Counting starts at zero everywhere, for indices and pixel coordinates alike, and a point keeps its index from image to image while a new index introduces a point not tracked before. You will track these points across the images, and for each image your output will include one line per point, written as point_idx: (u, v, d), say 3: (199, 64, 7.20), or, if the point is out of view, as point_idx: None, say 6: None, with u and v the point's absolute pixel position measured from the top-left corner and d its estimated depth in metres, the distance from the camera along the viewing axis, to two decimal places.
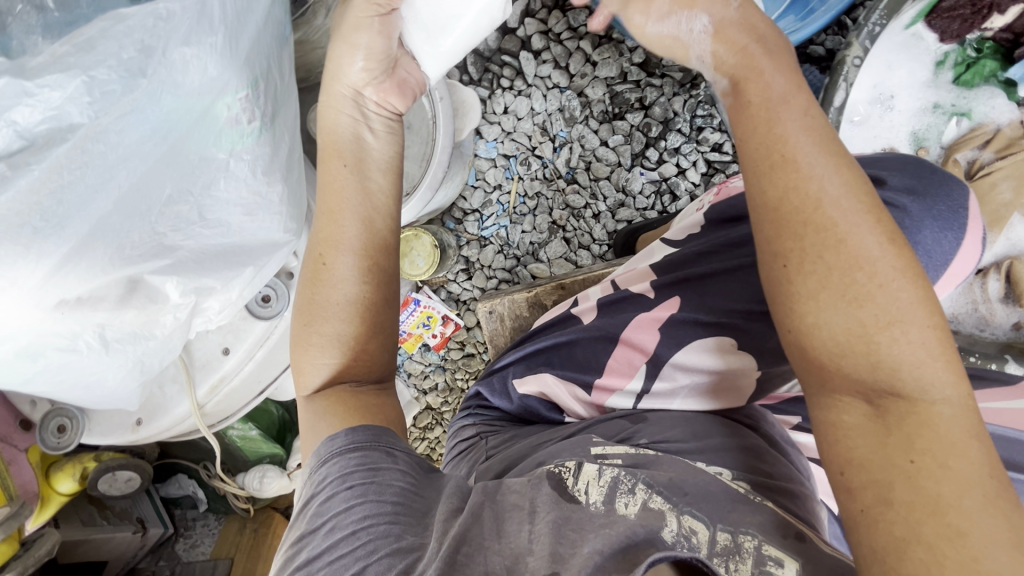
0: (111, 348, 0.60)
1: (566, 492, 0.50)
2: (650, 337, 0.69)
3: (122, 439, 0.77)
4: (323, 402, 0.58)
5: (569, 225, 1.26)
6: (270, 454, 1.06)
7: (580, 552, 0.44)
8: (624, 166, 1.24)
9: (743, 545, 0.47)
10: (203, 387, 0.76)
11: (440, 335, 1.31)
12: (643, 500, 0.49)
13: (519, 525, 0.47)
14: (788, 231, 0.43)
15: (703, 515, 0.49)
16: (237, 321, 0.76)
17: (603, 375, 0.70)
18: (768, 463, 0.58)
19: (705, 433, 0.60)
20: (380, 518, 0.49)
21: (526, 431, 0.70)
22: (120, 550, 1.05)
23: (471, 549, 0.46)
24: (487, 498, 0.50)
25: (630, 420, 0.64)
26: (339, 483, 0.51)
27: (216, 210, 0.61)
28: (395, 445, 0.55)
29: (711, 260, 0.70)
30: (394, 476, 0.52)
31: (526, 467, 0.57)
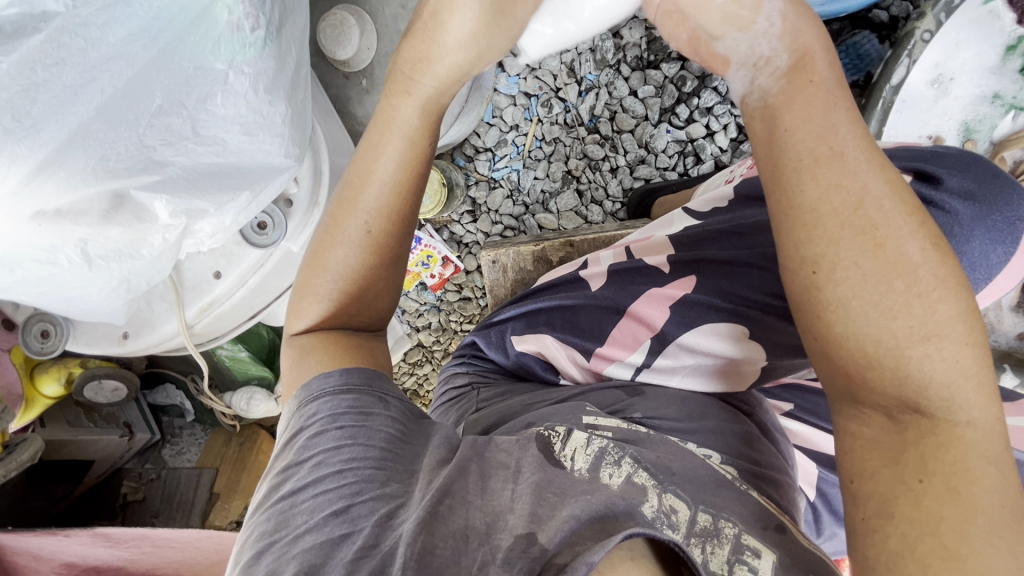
0: (94, 264, 0.57)
1: (553, 455, 0.48)
2: (658, 310, 0.66)
3: (108, 350, 0.76)
4: (312, 340, 0.58)
5: (584, 177, 1.21)
6: (258, 376, 1.06)
7: (557, 516, 0.42)
8: (651, 121, 1.17)
9: (721, 530, 0.45)
10: (192, 308, 0.74)
11: (438, 276, 1.28)
12: (628, 473, 0.47)
13: (503, 485, 0.46)
14: (814, 235, 0.43)
15: (686, 495, 0.47)
16: (231, 245, 0.72)
17: (604, 343, 0.67)
18: (758, 451, 0.57)
19: (701, 414, 0.58)
20: (367, 462, 0.48)
21: (515, 391, 0.68)
22: (105, 452, 1.07)
23: (453, 502, 0.43)
24: (475, 453, 0.49)
25: (626, 392, 0.62)
26: (330, 421, 0.50)
27: (210, 125, 0.56)
28: (390, 394, 0.54)
29: (736, 240, 0.66)
30: (385, 423, 0.51)
31: (513, 428, 0.56)
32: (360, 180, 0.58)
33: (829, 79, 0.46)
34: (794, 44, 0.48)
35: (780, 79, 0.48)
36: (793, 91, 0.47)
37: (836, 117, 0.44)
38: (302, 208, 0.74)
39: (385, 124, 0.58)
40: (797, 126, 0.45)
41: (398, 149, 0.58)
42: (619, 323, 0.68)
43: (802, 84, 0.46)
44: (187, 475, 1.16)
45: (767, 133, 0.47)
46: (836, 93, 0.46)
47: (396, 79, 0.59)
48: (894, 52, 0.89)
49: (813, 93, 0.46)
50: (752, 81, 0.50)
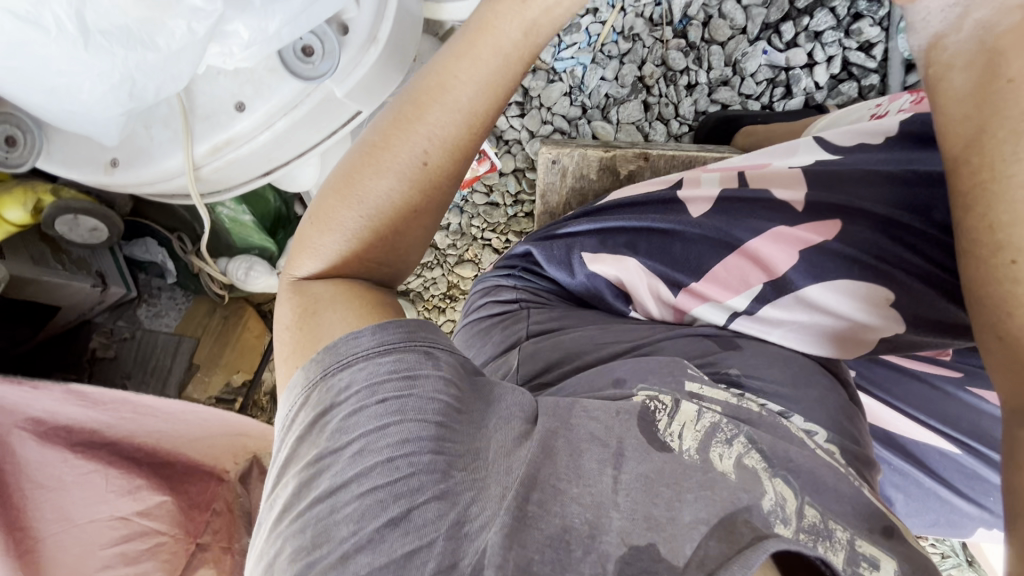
0: (90, 43, 0.41)
1: (657, 435, 0.39)
2: (783, 253, 0.59)
3: (92, 179, 0.61)
4: (326, 289, 0.47)
5: (656, 88, 1.06)
6: (258, 247, 0.93)
7: (679, 520, 0.35)
8: (748, 36, 1.01)
9: (833, 531, 0.38)
10: (203, 145, 0.59)
11: (471, 173, 1.11)
12: (738, 454, 0.40)
13: (598, 469, 0.37)
14: (1002, 219, 0.33)
15: (795, 484, 0.40)
16: (262, 71, 0.57)
17: (701, 279, 0.61)
18: (855, 427, 0.53)
19: (804, 381, 0.54)
20: (422, 446, 0.37)
21: (581, 321, 0.63)
22: (72, 300, 0.93)
23: (544, 496, 0.35)
24: (560, 424, 0.39)
25: (718, 344, 0.57)
26: (369, 394, 0.39)
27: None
28: (436, 344, 0.42)
29: (875, 187, 0.58)
30: (436, 387, 0.39)
31: (597, 384, 0.47)
32: (434, 96, 0.47)
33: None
34: None
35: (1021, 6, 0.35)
36: None
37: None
38: (359, 40, 0.58)
39: (482, 34, 0.46)
40: None
41: (482, 75, 0.47)
42: (726, 259, 0.61)
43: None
44: (165, 340, 1.06)
45: (978, 80, 0.36)
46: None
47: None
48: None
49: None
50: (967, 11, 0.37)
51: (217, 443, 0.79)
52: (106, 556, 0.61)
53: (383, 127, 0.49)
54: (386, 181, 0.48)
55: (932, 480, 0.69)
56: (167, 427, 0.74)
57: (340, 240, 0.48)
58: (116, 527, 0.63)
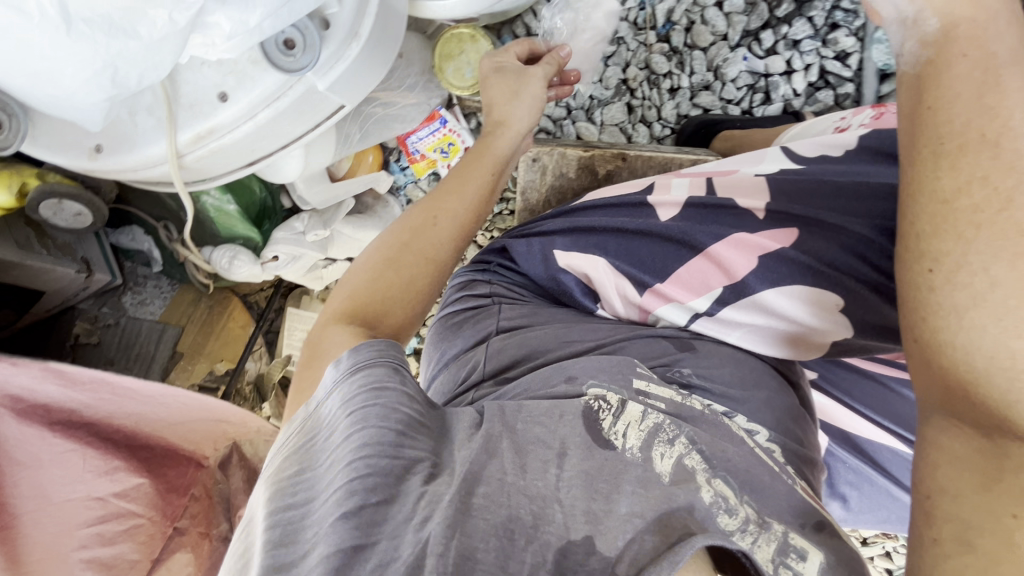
0: (73, 29, 0.42)
1: (602, 435, 0.42)
2: (742, 258, 0.61)
3: (74, 163, 0.62)
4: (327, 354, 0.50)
5: (639, 91, 1.08)
6: (243, 237, 0.95)
7: (616, 513, 0.36)
8: (729, 42, 1.03)
9: (771, 525, 0.40)
10: (185, 133, 0.61)
11: None
12: (680, 454, 0.42)
13: (542, 466, 0.39)
14: (935, 224, 0.40)
15: (735, 482, 0.42)
16: (246, 63, 0.58)
17: (666, 281, 0.64)
18: (802, 429, 0.56)
19: (753, 383, 0.57)
20: (382, 445, 0.37)
21: (546, 319, 0.65)
22: (55, 285, 0.93)
23: (489, 490, 0.37)
24: (505, 430, 0.42)
25: (675, 346, 0.60)
26: (331, 416, 0.40)
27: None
28: (403, 363, 0.44)
29: (838, 197, 0.59)
30: (399, 399, 0.40)
31: (551, 381, 0.49)
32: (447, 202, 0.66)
33: (1003, 51, 0.42)
34: (955, 11, 0.45)
35: (929, 48, 0.45)
36: (941, 61, 0.44)
37: (998, 98, 0.40)
38: (341, 34, 0.59)
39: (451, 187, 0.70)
40: (947, 103, 0.42)
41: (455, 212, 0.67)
42: (690, 263, 0.63)
43: (950, 58, 0.44)
44: (149, 326, 1.08)
45: (912, 113, 0.45)
46: (1010, 66, 0.41)
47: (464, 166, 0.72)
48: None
49: (970, 67, 0.42)
50: (901, 44, 0.48)
51: (199, 429, 0.81)
52: (83, 535, 0.61)
53: (406, 223, 0.64)
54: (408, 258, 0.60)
55: (884, 477, 0.72)
56: (146, 409, 0.76)
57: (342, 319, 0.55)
58: (92, 507, 0.63)
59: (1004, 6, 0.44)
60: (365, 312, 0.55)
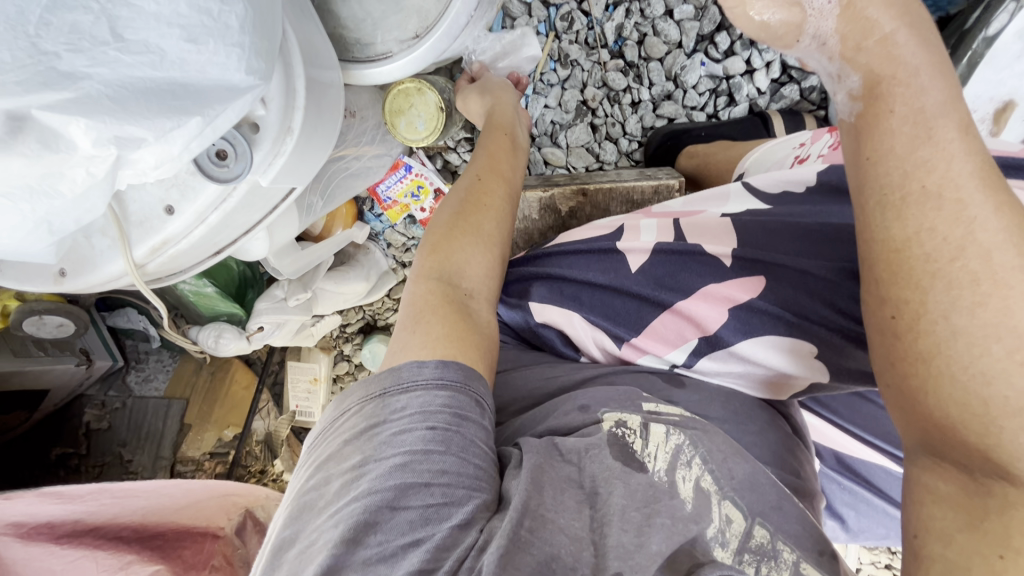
0: None
1: (633, 458, 0.47)
2: (714, 311, 0.61)
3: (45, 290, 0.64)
4: (425, 318, 0.53)
5: (600, 110, 1.06)
6: (227, 313, 1.00)
7: (648, 549, 0.40)
8: (685, 49, 1.00)
9: (779, 552, 0.43)
10: (141, 249, 0.62)
11: (429, 211, 1.13)
12: (697, 477, 0.46)
13: (578, 507, 0.43)
14: (899, 277, 0.40)
15: (744, 504, 0.45)
16: (184, 176, 0.59)
17: (642, 334, 0.64)
18: (798, 461, 0.59)
19: (747, 416, 0.59)
20: (458, 479, 0.42)
21: (529, 361, 0.68)
22: (57, 381, 0.97)
23: (534, 523, 0.40)
24: (545, 461, 0.46)
25: (665, 380, 0.62)
26: (421, 419, 0.44)
27: (136, 26, 0.40)
28: (485, 398, 0.48)
29: (802, 243, 0.60)
30: (478, 434, 0.45)
31: (565, 410, 0.53)
32: (493, 181, 0.69)
33: (932, 102, 0.41)
34: (871, 63, 0.43)
35: (859, 99, 0.44)
36: (871, 114, 0.43)
37: (930, 151, 0.40)
38: (272, 134, 0.60)
39: (498, 158, 0.74)
40: (885, 152, 0.41)
41: (510, 184, 0.71)
42: (660, 316, 0.63)
43: (879, 112, 0.42)
44: (155, 404, 1.12)
45: (855, 156, 0.44)
46: (941, 117, 0.40)
47: (499, 139, 0.77)
48: (982, 16, 0.81)
49: (901, 121, 0.41)
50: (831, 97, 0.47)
51: (208, 506, 0.84)
52: None
53: (459, 199, 0.67)
54: (469, 229, 0.63)
55: (880, 496, 0.72)
56: (152, 502, 0.79)
57: (430, 279, 0.58)
58: None
59: (922, 54, 0.42)
60: (443, 281, 0.58)
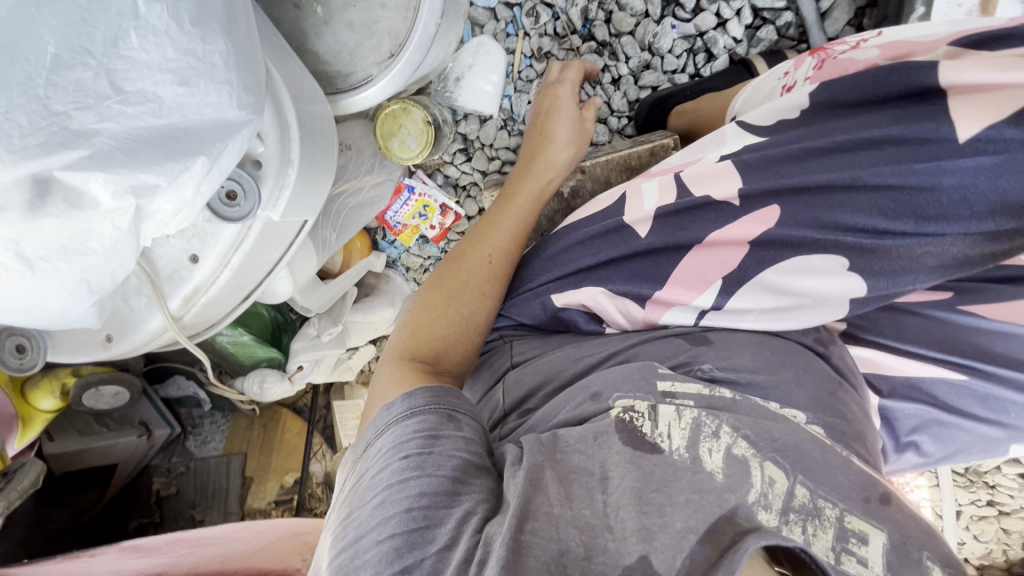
0: (36, 267, 0.46)
1: (645, 442, 0.45)
2: (734, 249, 0.61)
3: (94, 357, 0.68)
4: (402, 361, 0.56)
5: (583, 94, 1.08)
6: (267, 358, 1.03)
7: (672, 528, 0.39)
8: (653, 17, 1.02)
9: (822, 510, 0.43)
10: (175, 300, 0.66)
11: (438, 227, 1.16)
12: (727, 445, 0.45)
13: (588, 493, 0.42)
14: None
15: (785, 464, 0.45)
16: (202, 223, 0.63)
17: (665, 287, 0.64)
18: (841, 403, 0.57)
19: (777, 364, 0.57)
20: (436, 497, 0.42)
21: (556, 345, 0.68)
22: (126, 455, 1.02)
23: (532, 524, 0.40)
24: (545, 458, 0.45)
25: (690, 342, 0.61)
26: (394, 451, 0.45)
27: (132, 77, 0.43)
28: (458, 409, 0.48)
29: (798, 166, 0.60)
30: (453, 446, 0.45)
31: (578, 400, 0.52)
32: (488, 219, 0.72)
33: None
34: None
35: None
36: None
37: None
38: (274, 167, 0.63)
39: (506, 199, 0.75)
40: None
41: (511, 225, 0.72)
42: (687, 259, 0.63)
43: None
44: (216, 462, 1.15)
45: None
46: None
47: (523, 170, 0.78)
48: None
49: None
50: None
51: (280, 548, 0.84)
52: None
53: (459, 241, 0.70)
54: (469, 251, 0.68)
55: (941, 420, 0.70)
56: (227, 547, 0.80)
57: (417, 321, 0.61)
58: None
59: None
60: (428, 327, 0.60)
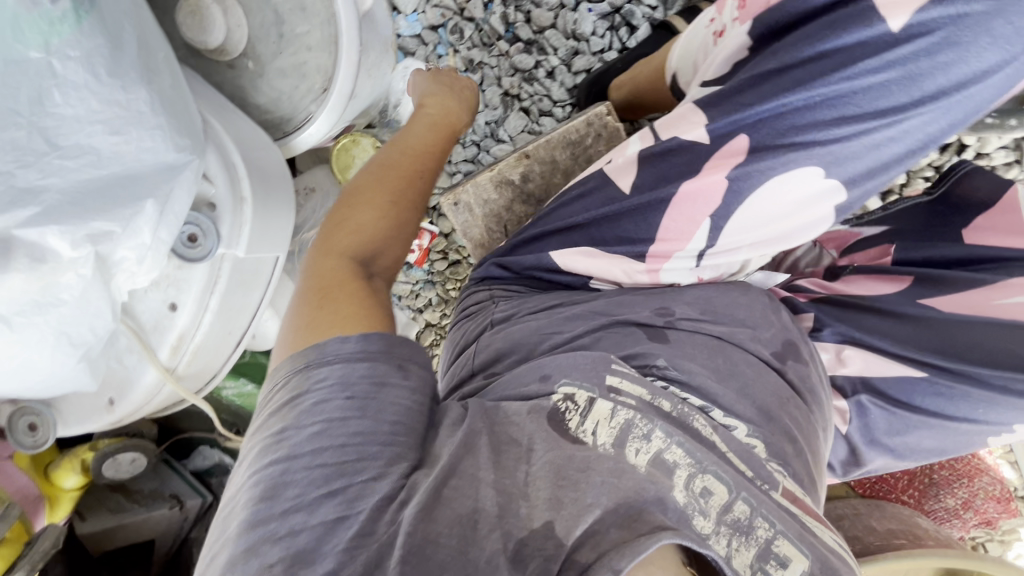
0: (15, 325, 0.51)
1: (569, 433, 0.46)
2: (714, 182, 0.56)
3: (101, 422, 0.72)
4: (330, 297, 0.51)
5: (523, 93, 1.13)
6: None
7: (582, 500, 0.40)
8: (569, 6, 1.07)
9: (754, 529, 0.44)
10: (163, 351, 0.69)
11: (418, 249, 1.20)
12: (658, 449, 0.45)
13: (516, 462, 0.44)
14: None
15: (727, 480, 0.45)
16: (173, 271, 0.67)
17: (658, 241, 0.61)
18: (786, 414, 0.56)
19: (729, 372, 0.56)
20: (375, 439, 0.43)
21: (534, 304, 0.64)
22: (163, 526, 1.00)
23: (457, 483, 0.42)
24: (484, 428, 0.46)
25: (648, 333, 0.58)
26: (339, 389, 0.45)
27: (64, 132, 0.47)
28: (409, 362, 0.49)
29: (747, 95, 0.54)
30: (397, 395, 0.46)
31: (527, 380, 0.52)
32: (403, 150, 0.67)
33: None
34: None
35: None
36: None
37: None
38: (228, 206, 0.68)
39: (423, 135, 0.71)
40: None
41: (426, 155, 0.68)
42: (667, 212, 0.59)
43: None
44: None
45: None
46: None
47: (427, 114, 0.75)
48: None
49: None
50: None
51: None
52: None
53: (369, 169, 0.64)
54: (363, 195, 0.60)
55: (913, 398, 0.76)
56: None
57: (337, 256, 0.55)
58: None
59: None
60: (354, 263, 0.55)
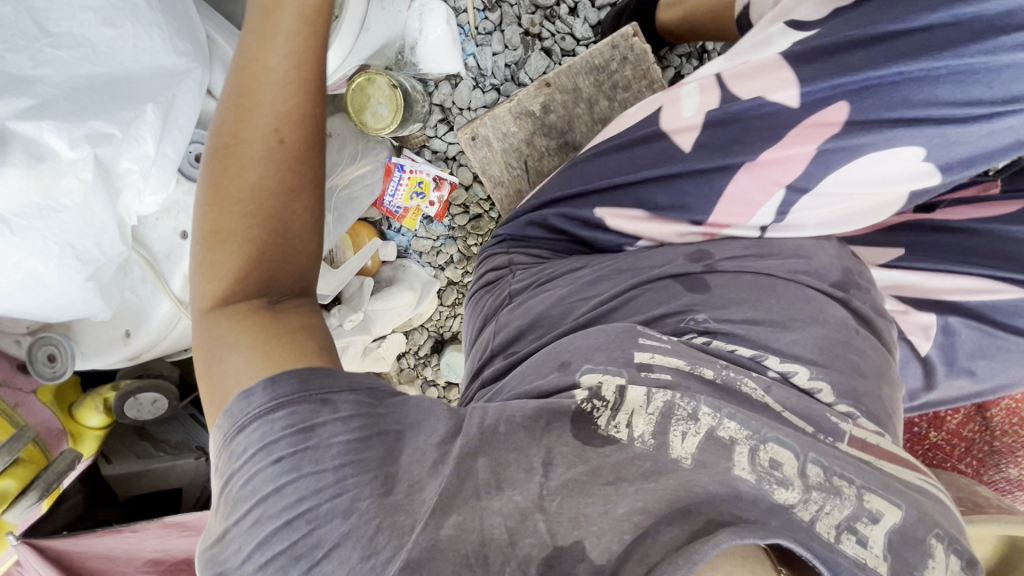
0: (16, 228, 0.50)
1: (597, 433, 0.40)
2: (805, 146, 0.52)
3: (117, 356, 0.71)
4: (231, 325, 0.44)
5: (544, 31, 1.07)
6: None
7: (614, 513, 0.35)
8: None
9: (839, 487, 0.38)
10: (175, 280, 0.68)
11: (437, 202, 1.15)
12: (707, 427, 0.40)
13: (525, 475, 0.38)
14: None
15: (793, 442, 0.40)
16: (184, 196, 0.67)
17: (717, 210, 0.56)
18: (859, 353, 0.48)
19: (789, 314, 0.49)
20: (316, 501, 0.38)
21: (559, 272, 0.60)
22: (186, 476, 0.93)
23: (449, 515, 0.36)
24: (477, 446, 0.39)
25: (685, 284, 0.53)
26: (267, 449, 0.39)
27: (55, 17, 0.48)
28: (332, 383, 0.42)
29: (846, 60, 0.50)
30: (333, 432, 0.40)
31: (546, 368, 0.48)
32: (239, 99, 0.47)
33: None
34: None
35: None
36: None
37: None
38: None
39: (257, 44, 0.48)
40: None
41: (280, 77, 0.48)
42: (736, 180, 0.55)
43: None
44: None
45: None
46: None
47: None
48: None
49: None
50: None
51: None
52: None
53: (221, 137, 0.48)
54: (243, 197, 0.46)
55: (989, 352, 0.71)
56: None
57: (233, 259, 0.46)
58: None
59: None
60: (259, 273, 0.46)
